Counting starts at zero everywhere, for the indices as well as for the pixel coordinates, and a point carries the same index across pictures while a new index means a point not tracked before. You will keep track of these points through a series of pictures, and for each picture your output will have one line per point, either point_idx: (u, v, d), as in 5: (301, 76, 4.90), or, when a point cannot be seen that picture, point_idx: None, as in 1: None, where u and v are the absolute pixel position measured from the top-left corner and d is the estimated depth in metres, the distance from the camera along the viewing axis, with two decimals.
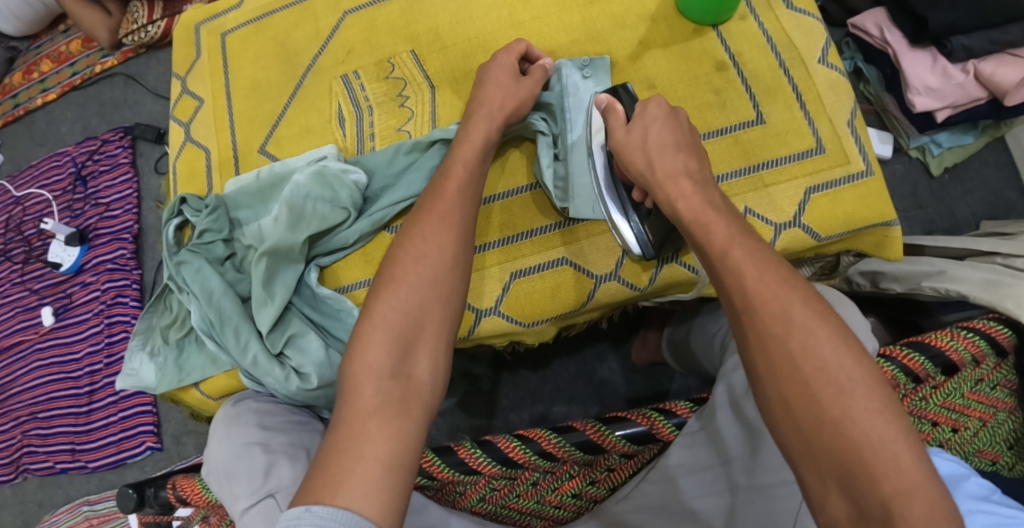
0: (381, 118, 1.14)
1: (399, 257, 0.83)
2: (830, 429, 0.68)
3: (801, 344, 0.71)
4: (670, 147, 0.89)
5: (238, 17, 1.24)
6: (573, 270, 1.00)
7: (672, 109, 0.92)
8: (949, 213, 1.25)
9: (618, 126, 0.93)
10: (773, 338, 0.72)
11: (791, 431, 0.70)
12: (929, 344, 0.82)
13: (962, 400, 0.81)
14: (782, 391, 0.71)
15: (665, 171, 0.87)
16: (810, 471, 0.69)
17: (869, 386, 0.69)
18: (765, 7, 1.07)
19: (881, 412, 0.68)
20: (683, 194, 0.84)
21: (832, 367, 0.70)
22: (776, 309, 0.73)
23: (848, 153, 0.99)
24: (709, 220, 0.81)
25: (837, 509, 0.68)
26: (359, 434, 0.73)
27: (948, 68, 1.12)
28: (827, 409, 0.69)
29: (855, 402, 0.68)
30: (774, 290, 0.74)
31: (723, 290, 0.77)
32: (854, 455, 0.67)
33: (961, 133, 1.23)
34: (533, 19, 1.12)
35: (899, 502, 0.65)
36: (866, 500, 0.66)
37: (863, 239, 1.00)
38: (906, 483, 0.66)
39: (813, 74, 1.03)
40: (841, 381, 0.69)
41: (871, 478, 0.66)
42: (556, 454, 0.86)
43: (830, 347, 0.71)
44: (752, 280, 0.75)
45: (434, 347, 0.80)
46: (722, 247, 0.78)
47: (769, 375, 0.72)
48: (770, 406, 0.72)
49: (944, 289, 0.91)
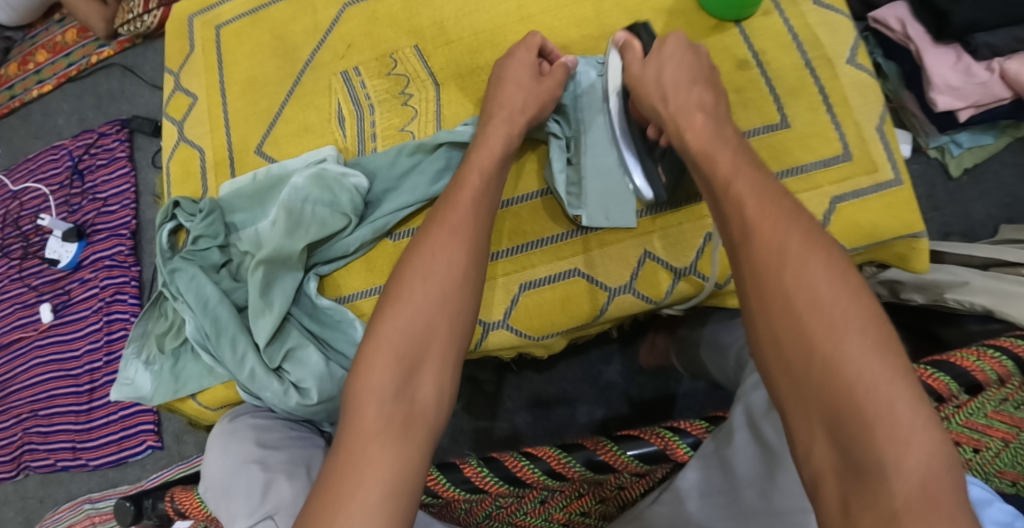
0: (382, 117, 1.10)
1: (405, 274, 0.79)
2: (819, 367, 0.65)
3: (797, 276, 0.69)
4: (685, 82, 0.89)
5: (233, 8, 1.20)
6: (586, 281, 0.96)
7: (691, 45, 0.93)
8: (964, 215, 1.21)
9: (635, 60, 0.94)
10: (767, 271, 0.70)
11: (780, 373, 0.67)
12: (954, 363, 0.78)
13: (984, 420, 0.77)
14: (774, 330, 0.68)
15: (678, 104, 0.88)
16: (797, 414, 0.66)
17: (864, 322, 0.66)
18: (790, 3, 1.02)
19: (877, 349, 0.64)
20: (693, 127, 0.85)
21: (826, 301, 0.67)
22: (773, 241, 0.71)
23: (876, 160, 0.95)
24: (715, 150, 0.81)
25: (823, 459, 0.64)
26: (359, 457, 0.70)
27: (972, 66, 1.08)
28: (817, 345, 0.66)
29: (850, 339, 0.65)
30: (773, 222, 0.72)
31: (725, 223, 0.76)
32: (845, 397, 0.64)
33: (981, 132, 1.19)
34: (543, 12, 1.08)
35: (893, 451, 0.61)
36: (856, 448, 0.63)
37: (888, 250, 0.97)
38: (901, 429, 0.62)
39: (839, 74, 0.99)
40: (835, 315, 0.66)
41: (863, 424, 0.63)
42: (566, 474, 0.82)
43: (825, 281, 0.68)
44: (752, 210, 0.74)
45: (439, 369, 0.76)
46: (726, 178, 0.78)
47: (761, 310, 0.69)
48: (759, 344, 0.69)
49: (968, 302, 0.87)
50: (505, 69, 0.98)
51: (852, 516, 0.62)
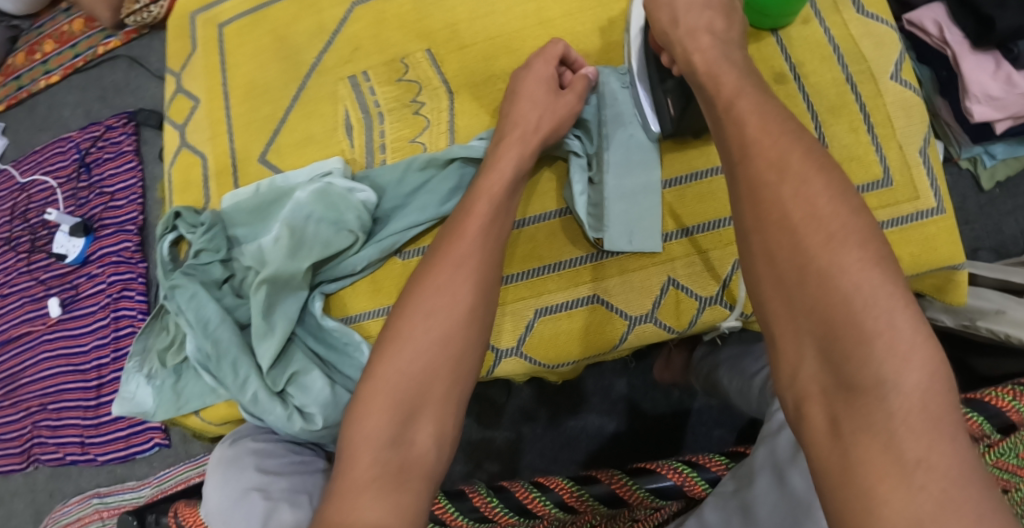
0: (392, 127, 1.06)
1: (406, 312, 0.76)
2: (814, 283, 0.63)
3: (796, 191, 0.66)
4: (698, 5, 0.85)
5: (235, 6, 1.16)
6: (604, 308, 0.93)
7: None
8: (997, 230, 1.17)
9: None
10: (765, 186, 0.67)
11: (775, 290, 0.65)
12: (987, 403, 0.75)
13: (1016, 460, 0.73)
14: (771, 252, 0.66)
15: (687, 26, 0.84)
16: (786, 327, 0.64)
17: (864, 237, 0.64)
18: (831, 11, 0.97)
19: (874, 263, 0.62)
20: (699, 48, 0.82)
21: (825, 214, 0.65)
22: (774, 156, 0.68)
23: (918, 188, 0.91)
24: (721, 71, 0.78)
25: (811, 379, 0.63)
26: (351, 507, 0.66)
27: (1014, 75, 1.02)
28: (814, 259, 0.64)
29: (847, 253, 0.63)
30: (774, 138, 0.69)
31: (725, 143, 0.73)
32: (840, 311, 0.62)
33: (1017, 145, 1.13)
34: (564, 16, 1.04)
35: (889, 366, 0.60)
36: (849, 366, 0.61)
37: (924, 282, 0.92)
38: (898, 343, 0.60)
39: (883, 91, 0.94)
40: (833, 228, 0.64)
41: (859, 340, 0.61)
42: (578, 507, 0.80)
43: (825, 197, 0.65)
44: (753, 128, 0.71)
45: (440, 411, 0.73)
46: (729, 98, 0.75)
47: (755, 226, 0.67)
48: (752, 259, 0.67)
49: (1003, 334, 0.83)
50: (521, 82, 0.94)
51: (843, 436, 0.61)
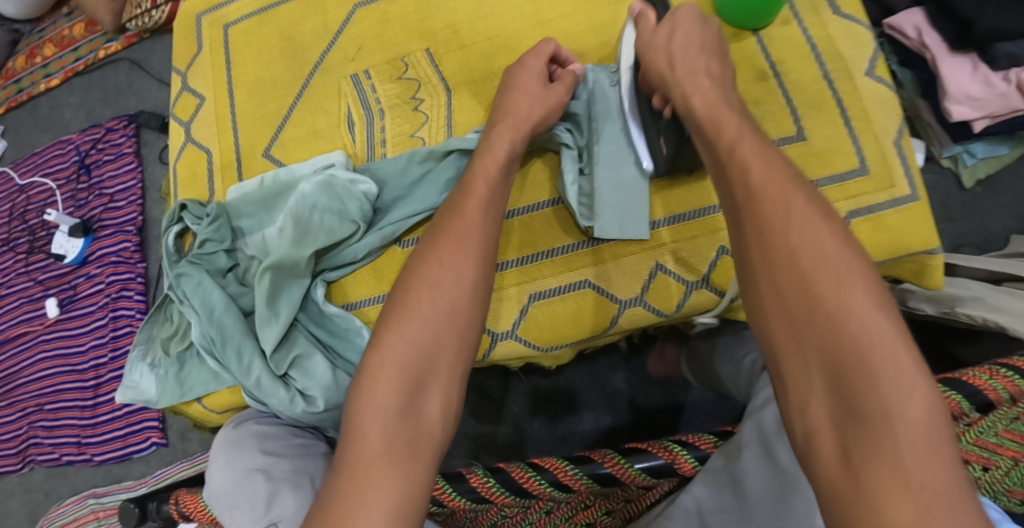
0: (392, 123, 1.09)
1: (413, 284, 0.79)
2: (822, 321, 0.68)
3: (802, 235, 0.71)
4: (693, 48, 0.91)
5: (242, 8, 1.19)
6: (596, 293, 0.96)
7: (703, 17, 0.95)
8: (980, 227, 1.21)
9: (647, 28, 0.96)
10: (772, 230, 0.73)
11: (785, 326, 0.70)
12: (966, 382, 0.78)
13: (995, 438, 0.76)
14: (780, 292, 0.71)
15: (685, 69, 0.89)
16: (795, 360, 0.69)
17: (868, 279, 0.69)
18: (811, 12, 1.01)
19: (879, 304, 0.67)
20: (699, 91, 0.87)
21: (831, 258, 0.70)
22: (779, 201, 0.73)
23: (894, 175, 0.94)
24: (722, 117, 0.83)
25: (820, 409, 0.67)
26: (362, 478, 0.69)
27: (990, 75, 1.07)
28: (821, 299, 0.68)
29: (853, 294, 0.68)
30: (779, 184, 0.74)
31: (728, 190, 0.78)
32: (848, 347, 0.66)
33: (997, 143, 1.18)
34: (559, 17, 1.07)
35: (897, 399, 0.64)
36: (857, 397, 0.65)
37: (902, 267, 0.96)
38: (902, 378, 0.64)
39: (859, 87, 0.98)
40: (838, 270, 0.69)
41: (867, 375, 0.65)
42: (572, 486, 0.82)
43: (831, 243, 0.70)
44: (757, 173, 0.76)
45: (447, 384, 0.76)
46: (731, 142, 0.80)
47: (764, 266, 0.72)
48: (762, 298, 0.72)
49: (981, 318, 0.86)
50: (514, 76, 0.97)
51: (852, 460, 0.64)
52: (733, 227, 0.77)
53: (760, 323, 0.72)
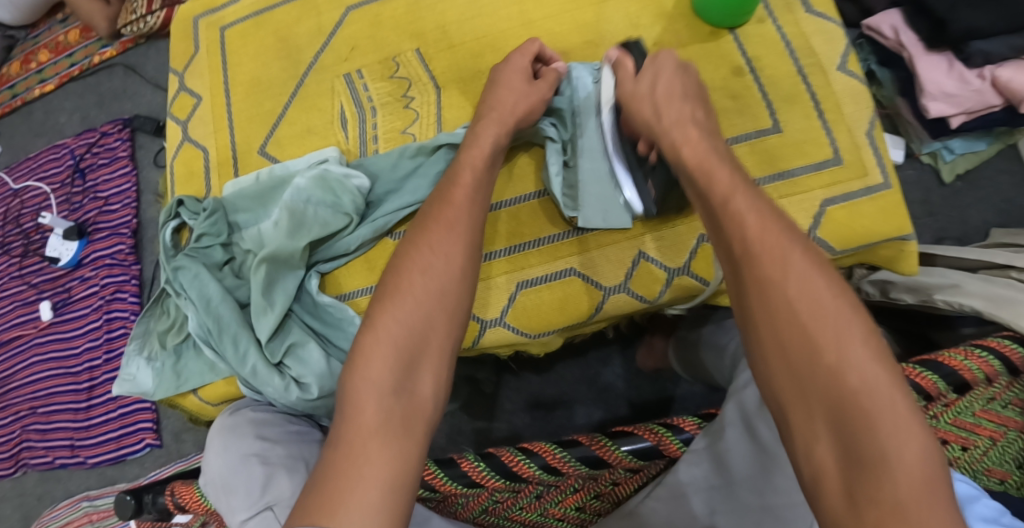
0: (384, 120, 1.12)
1: (405, 267, 0.83)
2: (824, 372, 0.69)
3: (801, 288, 0.72)
4: (678, 96, 0.91)
5: (238, 10, 1.21)
6: (582, 281, 0.99)
7: (681, 64, 0.95)
8: (961, 221, 1.24)
9: (627, 78, 0.96)
10: (772, 283, 0.73)
11: (787, 375, 0.70)
12: (941, 362, 0.80)
13: (973, 419, 0.79)
14: (783, 343, 0.71)
15: (671, 119, 0.90)
16: (799, 408, 0.69)
17: (865, 332, 0.70)
18: (785, 11, 1.05)
19: (876, 355, 0.69)
20: (688, 141, 0.87)
21: (829, 310, 0.71)
22: (777, 254, 0.74)
23: (866, 165, 0.98)
24: (713, 167, 0.83)
25: (824, 453, 0.68)
26: (358, 452, 0.72)
27: (965, 73, 1.11)
28: (822, 350, 0.70)
29: (852, 345, 0.69)
30: (776, 237, 0.75)
31: (726, 242, 0.78)
32: (849, 398, 0.68)
33: (975, 140, 1.22)
34: (545, 18, 1.10)
35: (895, 445, 0.66)
36: (860, 444, 0.66)
37: (877, 253, 0.99)
38: (900, 426, 0.66)
39: (831, 82, 1.02)
40: (838, 323, 0.70)
41: (867, 423, 0.67)
42: (561, 468, 0.84)
43: (829, 295, 0.72)
44: (753, 226, 0.76)
45: (437, 363, 0.79)
46: (724, 194, 0.80)
47: (766, 317, 0.73)
48: (763, 348, 0.72)
49: (957, 304, 0.89)
50: (499, 72, 1.00)
51: (857, 504, 0.65)
52: (732, 280, 0.77)
53: (743, 298, 0.75)
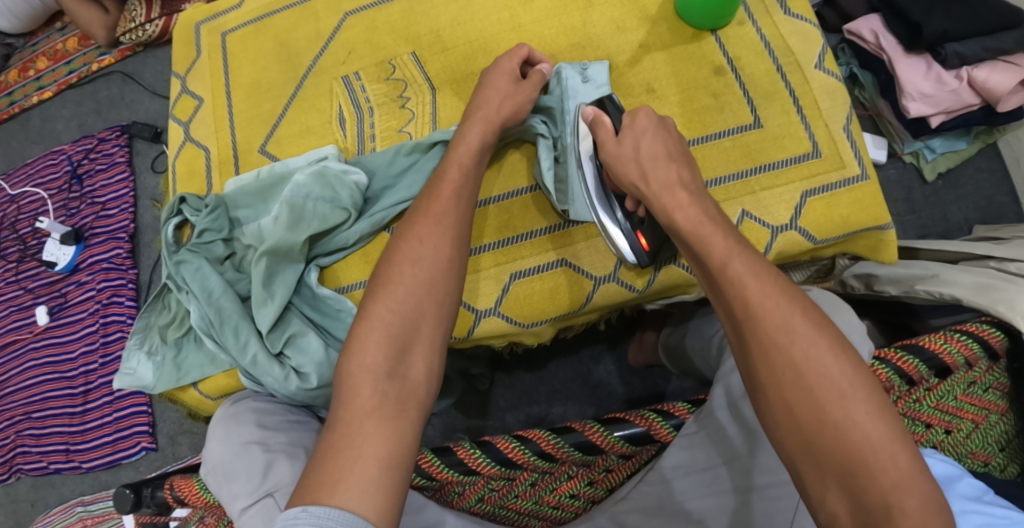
0: (381, 119, 1.14)
1: (396, 259, 0.85)
2: (831, 433, 0.70)
3: (805, 350, 0.73)
4: (662, 158, 0.91)
5: (238, 16, 1.24)
6: (571, 271, 1.03)
7: (661, 119, 0.94)
8: (942, 217, 1.30)
9: (609, 138, 0.95)
10: (776, 347, 0.73)
11: (796, 436, 0.71)
12: (923, 347, 0.83)
13: (955, 402, 0.82)
14: (790, 405, 0.72)
15: (659, 182, 0.89)
16: (809, 469, 0.71)
17: (868, 390, 0.71)
18: (763, 13, 1.09)
19: (879, 413, 0.70)
20: (680, 206, 0.86)
21: (832, 371, 0.72)
22: (779, 319, 0.74)
23: (844, 157, 1.02)
24: (707, 233, 0.82)
25: (836, 507, 0.69)
26: (355, 432, 0.74)
27: (943, 74, 1.15)
28: (829, 411, 0.71)
29: (857, 406, 0.71)
30: (776, 300, 0.75)
31: (725, 302, 0.78)
32: (856, 457, 0.69)
33: (954, 139, 1.27)
34: (533, 22, 1.13)
35: (902, 502, 0.67)
36: (871, 503, 0.68)
37: (857, 243, 1.03)
38: (906, 483, 0.68)
39: (809, 79, 1.06)
40: (842, 386, 0.71)
41: (873, 482, 0.68)
42: (555, 454, 0.86)
43: (831, 357, 0.72)
44: (753, 290, 0.76)
45: (428, 348, 0.81)
46: (722, 258, 0.79)
47: (771, 380, 0.73)
48: (771, 410, 0.73)
49: (938, 293, 0.92)
50: (488, 74, 1.02)
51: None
52: (735, 342, 0.77)
53: (723, 290, 0.78)
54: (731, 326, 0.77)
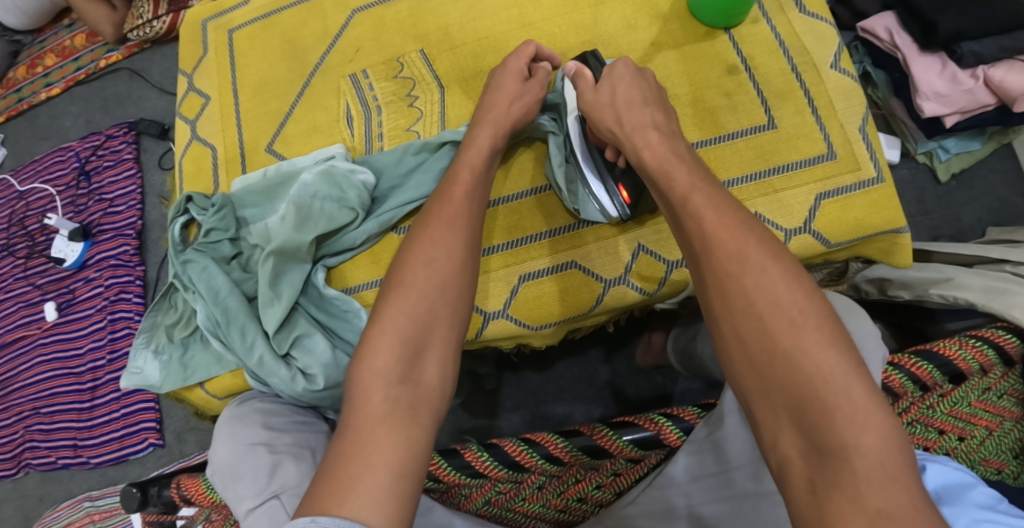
0: (389, 118, 1.14)
1: (408, 262, 0.84)
2: (781, 364, 0.70)
3: (757, 281, 0.73)
4: (637, 103, 0.92)
5: (246, 13, 1.23)
6: (582, 272, 1.02)
7: (639, 70, 0.96)
8: (954, 219, 1.28)
9: (587, 87, 0.97)
10: (729, 278, 0.74)
11: (750, 371, 0.72)
12: (936, 352, 0.81)
13: (968, 409, 0.81)
14: (743, 338, 0.72)
15: (633, 124, 0.90)
16: (763, 405, 0.71)
17: (822, 321, 0.71)
18: (777, 11, 1.08)
19: (832, 343, 0.70)
20: (648, 145, 0.87)
21: (784, 301, 0.72)
22: (733, 248, 0.75)
23: (859, 160, 1.01)
24: (672, 168, 0.84)
25: (789, 443, 0.69)
26: (366, 440, 0.74)
27: (957, 73, 1.14)
28: (779, 341, 0.70)
29: (808, 336, 0.70)
30: (731, 231, 0.76)
31: (686, 237, 0.79)
32: (807, 389, 0.68)
33: (968, 139, 1.26)
34: (543, 20, 1.12)
35: (853, 433, 0.67)
36: (820, 436, 0.67)
37: (870, 246, 1.02)
38: (858, 414, 0.67)
39: (824, 79, 1.04)
40: (794, 315, 0.71)
41: (823, 411, 0.68)
42: (563, 458, 0.85)
43: (783, 286, 0.72)
44: (710, 222, 0.77)
45: (442, 354, 0.80)
46: (683, 193, 0.81)
47: (725, 312, 0.74)
48: (726, 344, 0.74)
49: (952, 297, 0.91)
50: (498, 75, 1.02)
51: (819, 494, 0.66)
52: (695, 275, 0.78)
53: (685, 224, 0.79)
54: (693, 262, 0.78)
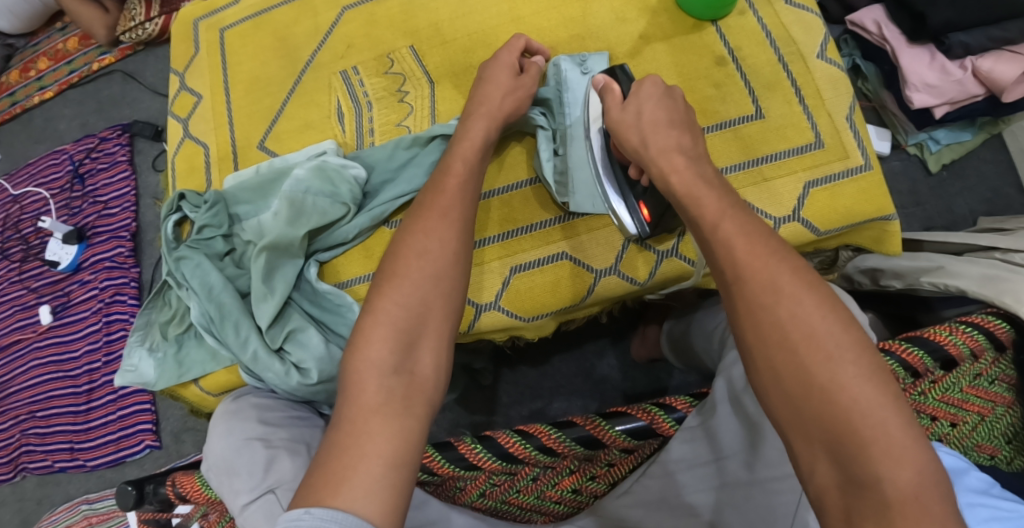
0: (380, 113, 1.14)
1: (402, 253, 0.85)
2: (818, 397, 0.68)
3: (792, 312, 0.71)
4: (663, 124, 0.90)
5: (237, 12, 1.23)
6: (573, 264, 1.02)
7: (667, 89, 0.94)
8: (947, 210, 1.29)
9: (614, 103, 0.96)
10: (763, 309, 0.72)
11: (784, 402, 0.70)
12: (928, 339, 0.82)
13: (960, 395, 0.81)
14: (777, 369, 0.70)
15: (658, 147, 0.88)
16: (797, 436, 0.69)
17: (858, 353, 0.69)
18: (764, 3, 1.09)
19: (869, 377, 0.68)
20: (675, 169, 0.85)
21: (819, 333, 0.70)
22: (766, 278, 0.73)
23: (848, 148, 1.01)
24: (701, 194, 0.81)
25: (824, 475, 0.68)
26: (360, 431, 0.74)
27: (947, 64, 1.14)
28: (814, 374, 0.69)
29: (844, 369, 0.68)
30: (765, 261, 0.74)
31: (716, 265, 0.77)
32: (843, 422, 0.67)
33: (959, 129, 1.27)
34: (533, 14, 1.12)
35: (890, 469, 0.65)
36: (856, 470, 0.66)
37: (862, 234, 1.03)
38: (895, 449, 0.66)
39: (812, 69, 1.05)
40: (830, 347, 0.69)
41: (860, 445, 0.66)
42: (557, 449, 0.85)
43: (819, 317, 0.70)
44: (742, 250, 0.75)
45: (436, 343, 0.81)
46: (714, 220, 0.78)
47: (758, 343, 0.72)
48: (758, 374, 0.72)
49: (943, 285, 0.91)
50: (487, 68, 1.02)
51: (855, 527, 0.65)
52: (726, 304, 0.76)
53: (715, 252, 0.77)
54: (723, 290, 0.76)
